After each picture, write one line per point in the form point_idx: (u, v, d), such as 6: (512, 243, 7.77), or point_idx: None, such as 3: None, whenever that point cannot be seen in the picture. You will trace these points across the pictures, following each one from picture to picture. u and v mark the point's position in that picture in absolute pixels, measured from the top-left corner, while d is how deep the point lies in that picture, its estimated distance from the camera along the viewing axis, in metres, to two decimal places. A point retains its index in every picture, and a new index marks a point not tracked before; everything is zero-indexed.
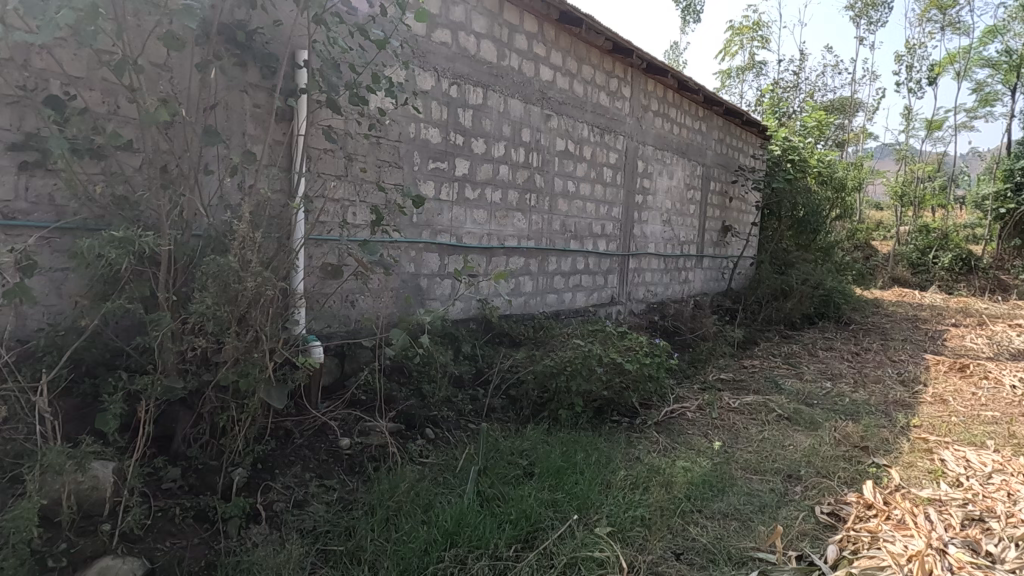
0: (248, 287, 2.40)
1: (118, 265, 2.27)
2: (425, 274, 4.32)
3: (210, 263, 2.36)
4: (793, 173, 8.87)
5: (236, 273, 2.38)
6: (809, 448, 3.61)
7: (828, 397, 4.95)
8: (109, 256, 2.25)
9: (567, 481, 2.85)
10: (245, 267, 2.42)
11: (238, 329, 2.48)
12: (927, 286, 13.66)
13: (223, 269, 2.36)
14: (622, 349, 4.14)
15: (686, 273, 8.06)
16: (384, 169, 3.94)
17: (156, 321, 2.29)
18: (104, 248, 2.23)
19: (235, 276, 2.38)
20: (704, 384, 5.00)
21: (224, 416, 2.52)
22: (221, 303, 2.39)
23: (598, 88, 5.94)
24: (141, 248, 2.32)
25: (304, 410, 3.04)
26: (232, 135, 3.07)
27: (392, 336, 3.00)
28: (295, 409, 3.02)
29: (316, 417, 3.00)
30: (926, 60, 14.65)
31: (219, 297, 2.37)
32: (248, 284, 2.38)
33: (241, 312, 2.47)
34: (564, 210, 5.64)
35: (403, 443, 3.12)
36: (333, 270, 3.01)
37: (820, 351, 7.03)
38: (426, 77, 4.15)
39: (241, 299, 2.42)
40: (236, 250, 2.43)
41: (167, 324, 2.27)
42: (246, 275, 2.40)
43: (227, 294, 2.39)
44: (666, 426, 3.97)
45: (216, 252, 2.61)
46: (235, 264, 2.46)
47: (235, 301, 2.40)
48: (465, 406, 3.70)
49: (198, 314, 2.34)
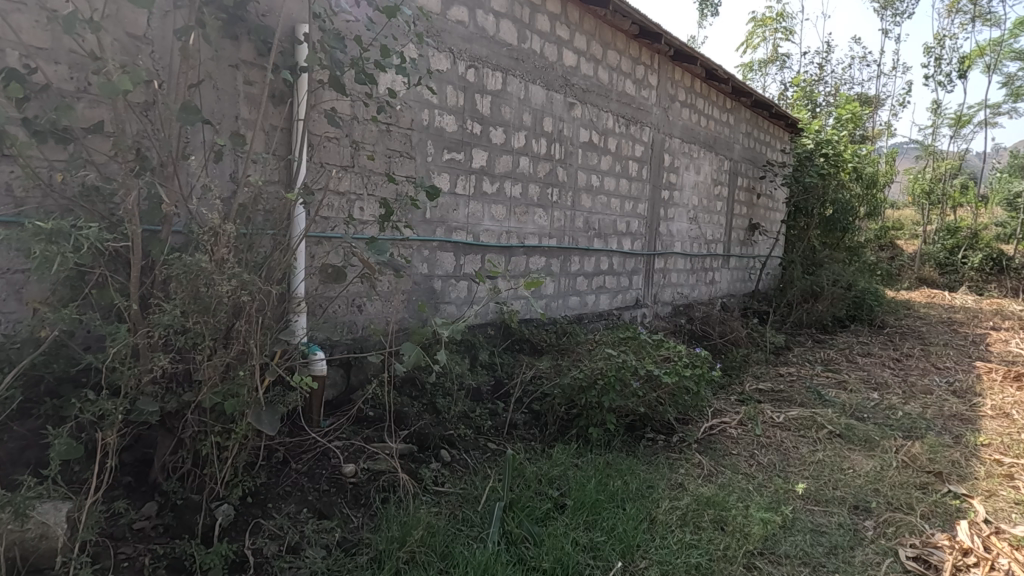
0: (222, 291, 1.99)
1: (53, 264, 1.87)
2: (440, 276, 3.94)
3: (178, 263, 1.97)
4: (826, 168, 8.39)
5: (213, 274, 1.99)
6: (873, 473, 3.19)
7: (878, 410, 4.51)
8: (54, 254, 1.87)
9: (606, 518, 2.48)
10: (222, 266, 2.03)
11: (217, 340, 2.10)
12: (956, 287, 13.14)
13: (191, 270, 1.95)
14: (658, 359, 3.72)
15: (713, 273, 7.64)
16: (395, 159, 3.56)
17: (110, 332, 1.90)
18: (34, 245, 1.83)
19: (212, 278, 1.99)
20: (743, 395, 4.58)
21: (206, 444, 2.16)
22: (192, 312, 2.01)
23: (624, 75, 5.53)
24: (84, 242, 1.92)
25: (302, 431, 2.69)
26: (223, 119, 2.70)
27: (402, 350, 2.59)
28: (293, 430, 2.68)
29: (315, 438, 2.65)
30: (957, 52, 14.07)
31: (192, 305, 2.00)
32: (226, 287, 2.00)
33: (221, 320, 2.10)
34: (587, 206, 5.24)
35: (415, 469, 2.76)
36: (336, 272, 2.64)
37: (858, 357, 6.58)
38: (441, 59, 3.77)
39: (221, 306, 2.04)
40: (213, 248, 2.04)
41: (127, 337, 1.89)
42: (223, 277, 2.01)
43: (203, 299, 2.00)
44: (707, 445, 3.56)
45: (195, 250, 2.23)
46: (212, 263, 2.07)
47: (211, 307, 2.01)
48: (484, 423, 3.33)
49: (171, 327, 1.98)
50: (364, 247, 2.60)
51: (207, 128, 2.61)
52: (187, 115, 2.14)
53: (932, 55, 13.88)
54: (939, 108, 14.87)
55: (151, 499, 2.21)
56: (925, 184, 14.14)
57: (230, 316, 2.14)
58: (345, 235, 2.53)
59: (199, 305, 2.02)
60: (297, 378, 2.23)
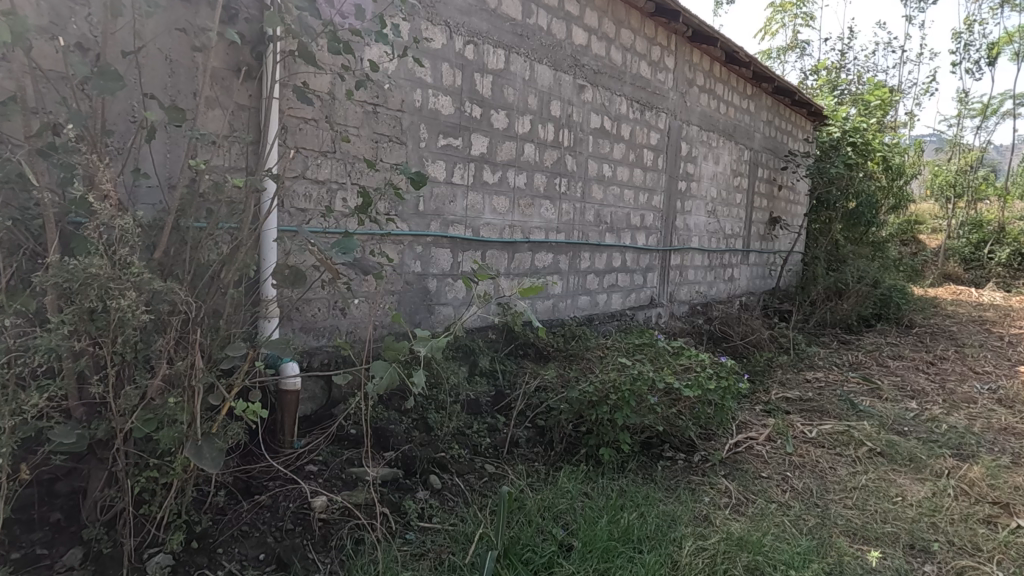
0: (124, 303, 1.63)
1: None
2: (434, 275, 3.55)
3: (59, 268, 1.62)
4: (854, 158, 7.91)
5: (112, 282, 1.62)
6: (927, 503, 2.79)
7: (920, 422, 4.08)
8: None
9: (621, 566, 2.10)
10: (131, 269, 1.67)
11: (130, 357, 1.75)
12: (983, 283, 12.57)
13: (76, 276, 1.60)
14: (679, 369, 3.29)
15: (732, 270, 7.21)
16: (382, 145, 3.17)
17: None
18: None
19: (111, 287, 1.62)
20: (770, 405, 4.17)
21: (137, 481, 1.82)
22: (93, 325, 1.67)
23: (638, 57, 5.11)
24: None
25: (258, 459, 2.33)
26: (177, 95, 2.35)
27: (372, 369, 2.11)
28: (248, 458, 2.32)
29: (274, 467, 2.28)
30: (985, 38, 13.47)
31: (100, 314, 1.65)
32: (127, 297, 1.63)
33: (138, 334, 1.74)
34: (598, 198, 4.83)
35: (398, 503, 2.39)
36: (295, 274, 2.16)
37: (890, 360, 6.13)
38: (436, 34, 3.38)
39: (137, 316, 1.67)
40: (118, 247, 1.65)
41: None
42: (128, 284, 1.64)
43: (109, 309, 1.64)
44: (733, 465, 3.17)
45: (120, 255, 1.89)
46: (117, 265, 1.69)
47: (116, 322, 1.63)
48: (481, 441, 2.97)
49: (54, 345, 1.58)
50: (331, 246, 2.19)
51: (152, 105, 2.24)
52: (104, 82, 1.71)
53: (961, 41, 13.26)
54: (967, 97, 14.25)
55: (74, 545, 1.86)
56: (951, 176, 13.57)
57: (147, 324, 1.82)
58: (305, 231, 2.18)
59: (99, 317, 1.67)
60: (241, 406, 1.86)
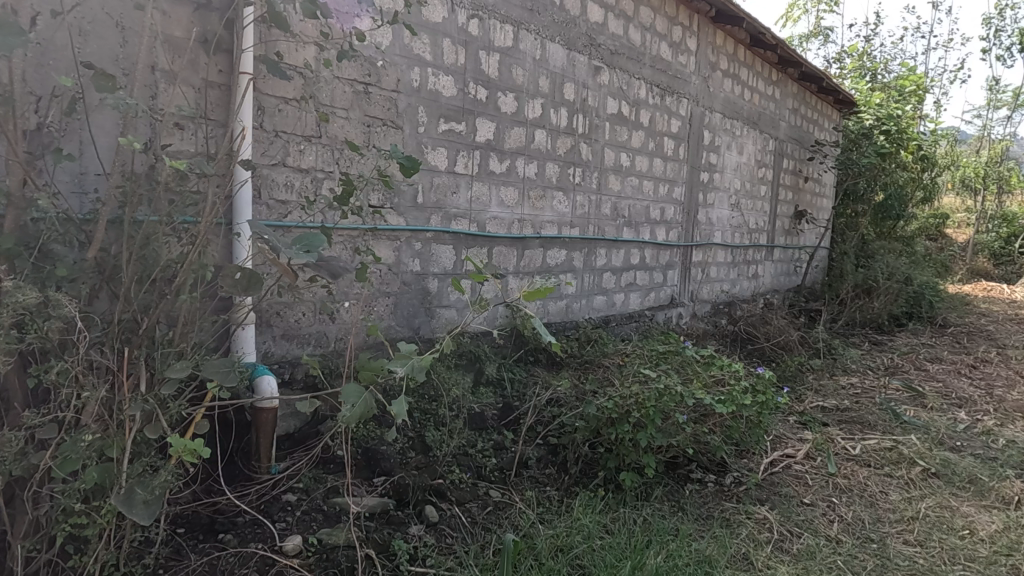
0: None
1: None
2: (434, 274, 3.20)
3: None
4: (886, 148, 7.46)
5: None
6: (1001, 540, 2.42)
7: (974, 436, 3.68)
8: None
9: None
10: None
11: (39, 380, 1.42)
12: (1015, 279, 11.99)
13: None
14: (711, 381, 2.92)
15: (756, 266, 6.80)
16: (375, 131, 2.83)
17: None
18: None
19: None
20: (806, 416, 3.79)
21: (59, 531, 1.47)
22: None
23: (659, 37, 4.73)
24: None
25: (216, 493, 2.06)
26: (129, 69, 2.03)
27: (343, 393, 1.79)
28: (204, 493, 2.05)
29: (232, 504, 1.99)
30: (1018, 23, 12.88)
31: None
32: None
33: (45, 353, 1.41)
34: (616, 190, 4.46)
35: (386, 543, 2.04)
36: (251, 278, 1.77)
37: (928, 363, 5.71)
38: (435, 4, 3.03)
39: None
40: None
41: None
42: None
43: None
44: (772, 489, 2.80)
45: (39, 254, 1.58)
46: None
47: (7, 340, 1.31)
48: (486, 463, 2.62)
49: None
50: (286, 243, 1.83)
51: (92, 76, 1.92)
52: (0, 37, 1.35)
53: (992, 26, 12.67)
54: (997, 85, 13.65)
55: None
56: (980, 167, 12.98)
57: (55, 333, 1.49)
58: (261, 224, 1.71)
59: None
60: (175, 445, 1.50)
